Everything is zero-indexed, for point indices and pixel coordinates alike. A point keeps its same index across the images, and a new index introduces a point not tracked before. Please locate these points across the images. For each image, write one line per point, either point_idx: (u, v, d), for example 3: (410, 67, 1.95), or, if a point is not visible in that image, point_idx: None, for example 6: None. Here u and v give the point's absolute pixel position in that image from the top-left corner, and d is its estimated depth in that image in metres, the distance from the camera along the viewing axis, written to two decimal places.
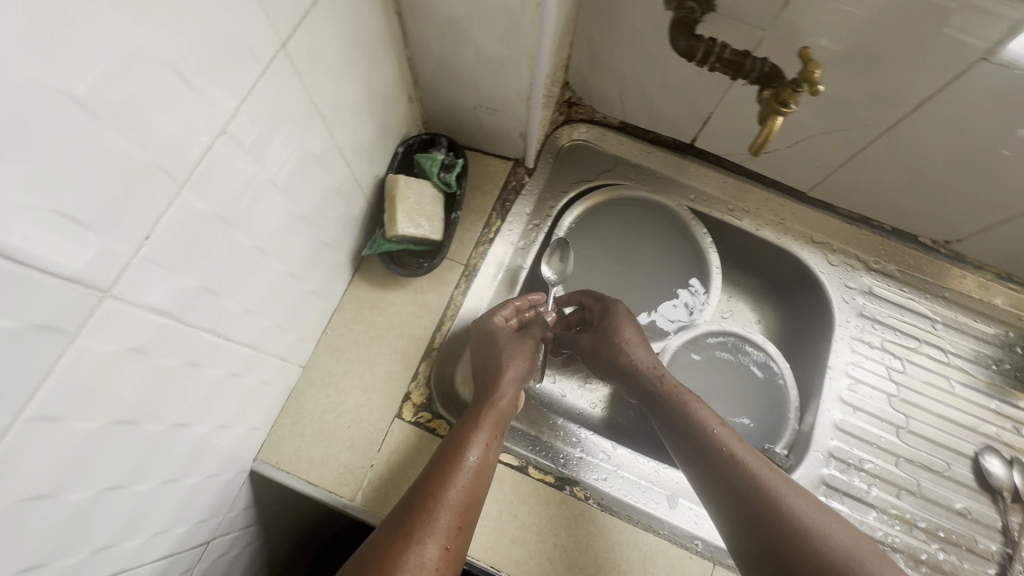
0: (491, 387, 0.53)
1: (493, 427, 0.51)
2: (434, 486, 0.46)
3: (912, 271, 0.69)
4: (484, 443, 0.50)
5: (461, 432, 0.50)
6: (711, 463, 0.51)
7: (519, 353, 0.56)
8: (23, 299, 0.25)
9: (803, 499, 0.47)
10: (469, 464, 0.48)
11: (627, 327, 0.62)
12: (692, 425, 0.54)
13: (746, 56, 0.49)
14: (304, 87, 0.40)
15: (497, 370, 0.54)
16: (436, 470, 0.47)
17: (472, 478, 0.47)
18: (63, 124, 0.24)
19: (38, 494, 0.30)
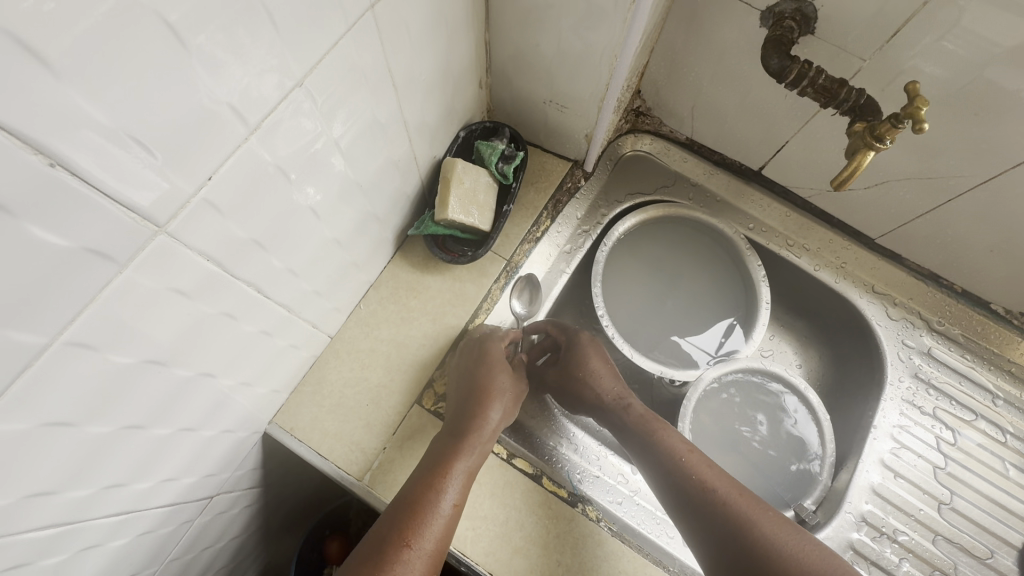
0: (475, 426, 0.50)
1: (472, 468, 0.49)
2: (409, 534, 0.43)
3: (978, 339, 0.64)
4: (461, 484, 0.47)
5: (429, 470, 0.47)
6: (694, 519, 0.47)
7: (504, 398, 0.54)
8: (82, 219, 0.25)
9: (778, 524, 0.45)
10: (445, 507, 0.45)
11: (603, 373, 0.58)
12: (670, 466, 0.50)
13: (843, 84, 0.46)
14: (382, 52, 0.39)
15: (483, 412, 0.51)
16: (410, 512, 0.44)
17: (446, 524, 0.45)
18: (151, 48, 0.24)
19: (63, 421, 0.30)
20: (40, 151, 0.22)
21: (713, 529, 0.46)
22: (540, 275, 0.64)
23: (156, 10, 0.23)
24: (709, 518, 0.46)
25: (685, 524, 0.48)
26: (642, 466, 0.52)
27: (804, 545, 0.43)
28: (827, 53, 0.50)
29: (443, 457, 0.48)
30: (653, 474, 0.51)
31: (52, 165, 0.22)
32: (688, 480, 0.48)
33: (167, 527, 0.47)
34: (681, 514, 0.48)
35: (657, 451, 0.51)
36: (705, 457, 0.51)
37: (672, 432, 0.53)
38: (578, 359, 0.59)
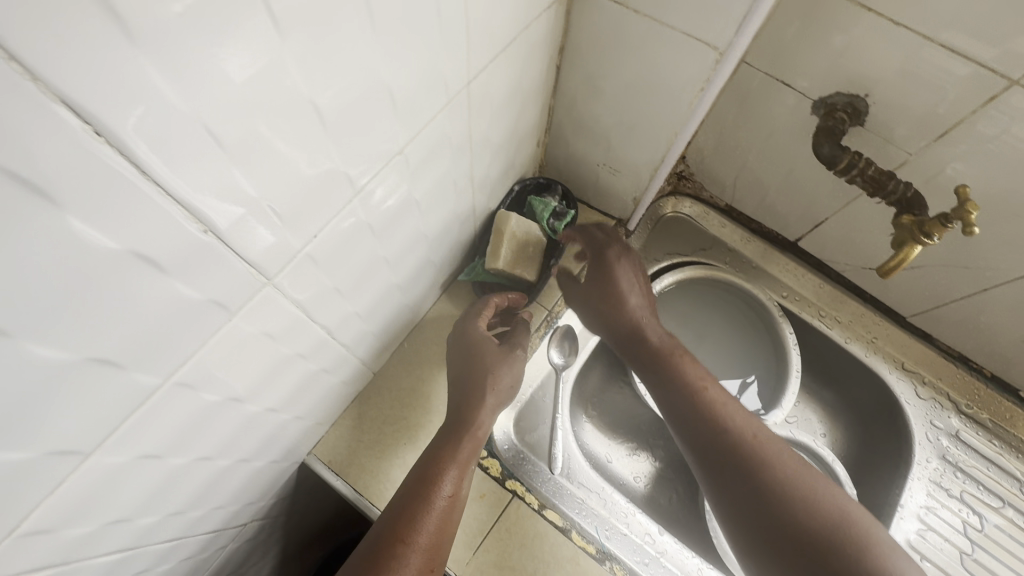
0: (466, 420, 0.51)
1: (468, 460, 0.50)
2: (403, 530, 0.44)
3: (1007, 425, 0.65)
4: (456, 477, 0.48)
5: (428, 466, 0.49)
6: (711, 458, 0.50)
7: (496, 375, 0.54)
8: (214, 276, 0.26)
9: (789, 468, 0.47)
10: (441, 499, 0.47)
11: (631, 279, 0.58)
12: (691, 405, 0.52)
13: (892, 177, 0.48)
14: (468, 120, 0.42)
15: (473, 406, 0.52)
16: (405, 509, 0.45)
17: (442, 515, 0.46)
18: (300, 130, 0.26)
19: (152, 453, 0.31)
20: (200, 221, 0.23)
21: (728, 467, 0.49)
22: (578, 327, 0.66)
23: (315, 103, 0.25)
24: (727, 457, 0.49)
25: (702, 465, 0.51)
26: (663, 406, 0.55)
27: (814, 486, 0.46)
28: (875, 145, 0.52)
29: (438, 454, 0.49)
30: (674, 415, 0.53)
31: (205, 232, 0.24)
32: (709, 420, 0.51)
33: (204, 553, 0.48)
34: (700, 453, 0.51)
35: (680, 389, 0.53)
36: (726, 394, 0.53)
37: (691, 364, 0.55)
38: (609, 272, 0.58)
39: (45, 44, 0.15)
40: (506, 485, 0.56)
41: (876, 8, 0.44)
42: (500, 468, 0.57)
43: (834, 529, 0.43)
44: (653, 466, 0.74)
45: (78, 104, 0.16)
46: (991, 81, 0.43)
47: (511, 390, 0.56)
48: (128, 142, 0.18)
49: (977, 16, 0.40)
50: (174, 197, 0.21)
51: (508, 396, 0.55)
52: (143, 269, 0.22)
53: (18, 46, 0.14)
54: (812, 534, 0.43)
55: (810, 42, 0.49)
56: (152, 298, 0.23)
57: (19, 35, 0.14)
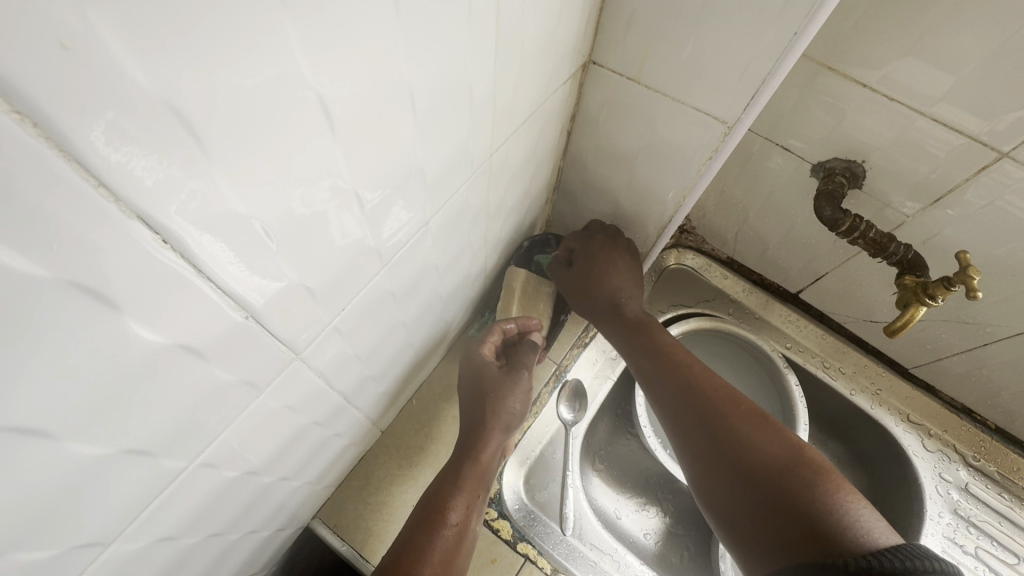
0: (470, 452, 0.51)
1: (474, 492, 0.50)
2: (409, 561, 0.42)
3: (1013, 477, 0.65)
4: (463, 509, 0.48)
5: (434, 498, 0.48)
6: (705, 452, 0.47)
7: (501, 401, 0.53)
8: (249, 358, 0.26)
9: (752, 424, 0.46)
10: (448, 528, 0.46)
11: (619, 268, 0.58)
12: (685, 400, 0.50)
13: (892, 240, 0.50)
14: (488, 187, 0.43)
15: (479, 439, 0.52)
16: (411, 541, 0.44)
17: (450, 546, 0.45)
18: (341, 216, 0.26)
19: (167, 535, 0.30)
20: (242, 307, 0.23)
21: (721, 460, 0.45)
22: (587, 380, 0.66)
23: (357, 193, 0.26)
24: (721, 448, 0.46)
25: (696, 461, 0.47)
26: (660, 405, 0.52)
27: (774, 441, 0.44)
28: (873, 207, 0.54)
29: (444, 488, 0.49)
30: (669, 413, 0.51)
31: (245, 317, 0.24)
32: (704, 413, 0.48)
33: None
34: (695, 449, 0.48)
35: (673, 382, 0.52)
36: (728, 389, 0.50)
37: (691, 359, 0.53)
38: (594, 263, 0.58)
39: (129, 166, 0.15)
40: (517, 547, 0.55)
41: (871, 84, 0.46)
42: (511, 530, 0.56)
43: (831, 515, 0.38)
44: (663, 521, 0.72)
45: (150, 217, 0.17)
46: (983, 152, 0.45)
47: (515, 421, 0.54)
48: (188, 246, 0.19)
49: (967, 94, 0.43)
50: (222, 288, 0.22)
51: (513, 426, 0.54)
52: (187, 358, 0.22)
53: (104, 174, 0.15)
54: (780, 484, 0.41)
55: (808, 112, 0.52)
56: (191, 384, 0.23)
57: (108, 164, 0.15)
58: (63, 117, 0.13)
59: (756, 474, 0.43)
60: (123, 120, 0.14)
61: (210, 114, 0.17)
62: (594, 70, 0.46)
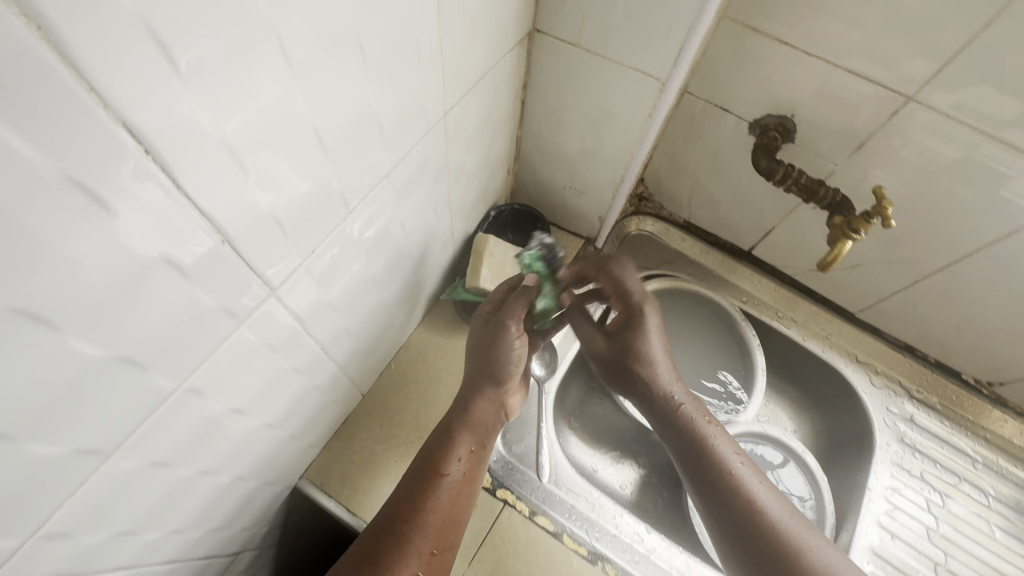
0: (464, 408, 0.55)
1: (470, 444, 0.53)
2: (407, 512, 0.47)
3: (953, 406, 0.71)
4: (459, 461, 0.52)
5: (435, 449, 0.52)
6: (739, 544, 0.49)
7: (487, 352, 0.55)
8: (227, 284, 0.29)
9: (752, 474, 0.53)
10: (449, 479, 0.50)
11: (655, 327, 0.59)
12: (718, 484, 0.52)
13: (822, 185, 0.55)
14: (445, 148, 0.47)
15: (472, 395, 0.55)
16: (409, 492, 0.49)
17: (450, 496, 0.49)
18: (306, 153, 0.30)
19: (160, 462, 0.33)
20: (218, 231, 0.27)
21: (755, 556, 0.48)
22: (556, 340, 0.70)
23: (317, 132, 0.30)
24: (754, 544, 0.48)
25: (729, 550, 0.50)
26: (687, 479, 0.55)
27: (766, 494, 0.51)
28: (806, 158, 0.59)
29: (440, 441, 0.52)
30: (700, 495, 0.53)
31: (222, 241, 0.27)
32: (738, 502, 0.50)
33: None
34: (727, 539, 0.50)
35: (700, 452, 0.54)
36: (754, 471, 0.53)
37: (720, 435, 0.55)
38: (631, 328, 0.59)
39: (115, 77, 0.19)
40: (497, 494, 0.58)
41: (790, 41, 0.51)
42: (492, 479, 0.60)
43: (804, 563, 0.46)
44: (638, 473, 0.76)
45: (134, 128, 0.20)
46: (892, 98, 0.50)
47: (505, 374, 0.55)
48: (169, 162, 0.22)
49: (872, 46, 0.47)
50: (200, 209, 0.25)
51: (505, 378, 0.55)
52: (170, 274, 0.25)
53: (97, 82, 0.18)
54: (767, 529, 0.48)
55: (740, 72, 0.56)
56: (176, 300, 0.26)
57: (101, 73, 0.18)
58: (66, 27, 0.16)
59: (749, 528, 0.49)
60: (111, 35, 0.18)
61: (182, 36, 0.20)
62: (539, 38, 0.50)
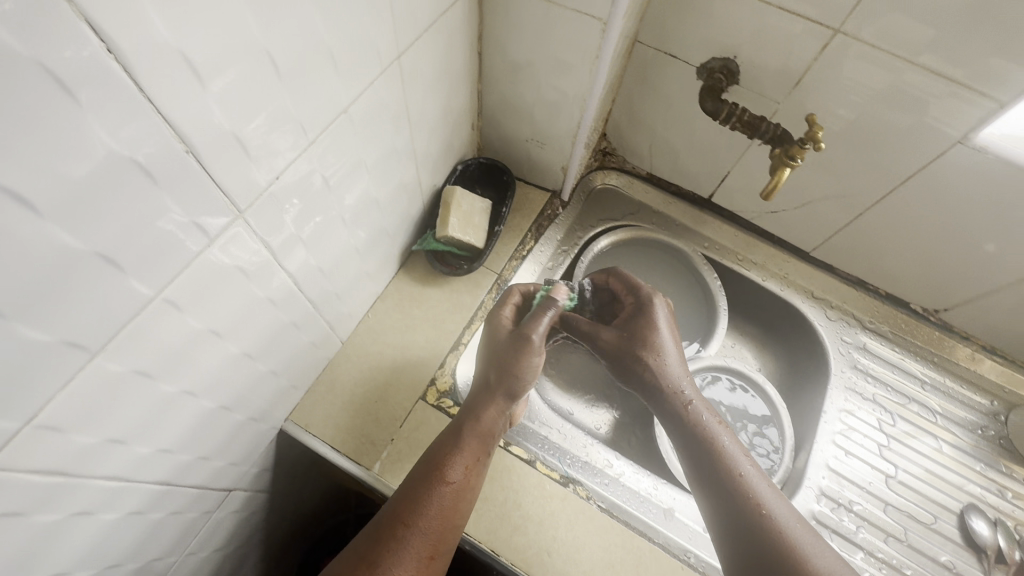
0: (474, 416, 0.56)
1: (476, 452, 0.55)
2: (407, 516, 0.50)
3: (904, 333, 0.75)
4: (463, 468, 0.53)
5: (441, 453, 0.54)
6: (739, 541, 0.50)
7: (508, 364, 0.58)
8: (195, 196, 0.32)
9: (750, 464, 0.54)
10: (450, 486, 0.52)
11: (664, 319, 0.63)
12: (721, 481, 0.53)
13: (762, 120, 0.58)
14: (403, 92, 0.49)
15: (481, 403, 0.57)
16: (411, 496, 0.51)
17: (450, 501, 0.51)
18: (260, 74, 0.32)
19: (144, 372, 0.36)
20: (183, 140, 0.30)
21: (754, 552, 0.49)
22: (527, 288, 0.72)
23: (270, 54, 0.32)
24: (753, 539, 0.49)
25: (727, 547, 0.51)
26: (686, 465, 0.57)
27: (758, 483, 0.53)
28: (751, 98, 0.63)
29: (446, 447, 0.54)
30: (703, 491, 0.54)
31: (187, 151, 0.30)
32: (741, 500, 0.51)
33: (192, 512, 0.51)
34: (729, 536, 0.51)
35: (702, 442, 0.56)
36: (759, 473, 0.54)
37: (726, 435, 0.56)
38: (638, 321, 0.64)
39: None
40: None
41: None
42: None
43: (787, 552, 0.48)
44: (613, 415, 0.80)
45: (98, 26, 0.23)
46: (821, 32, 0.53)
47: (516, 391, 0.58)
48: (131, 64, 0.25)
49: None
50: (163, 114, 0.28)
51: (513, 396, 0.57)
52: (138, 175, 0.28)
53: None
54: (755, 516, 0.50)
55: (684, 16, 0.59)
56: (146, 203, 0.29)
57: None
58: None
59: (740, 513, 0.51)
60: None
61: None
62: None
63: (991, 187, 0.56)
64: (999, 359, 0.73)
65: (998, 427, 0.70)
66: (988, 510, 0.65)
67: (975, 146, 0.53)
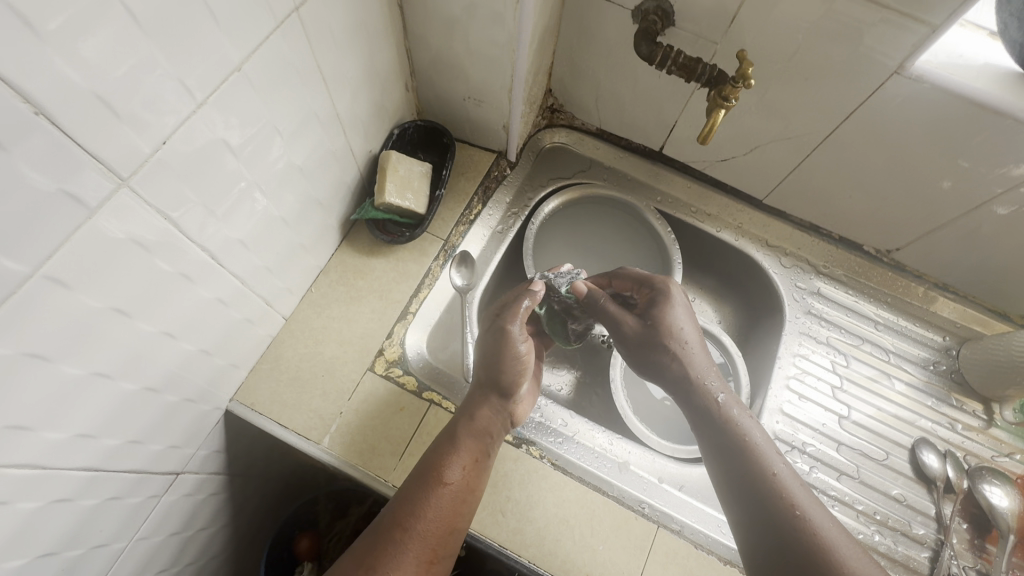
0: (469, 416, 0.55)
1: (474, 452, 0.53)
2: (405, 519, 0.49)
3: (858, 276, 0.75)
4: (461, 468, 0.52)
5: (439, 455, 0.53)
6: (769, 540, 0.45)
7: (491, 360, 0.58)
8: (58, 162, 0.30)
9: (775, 454, 0.50)
10: (449, 488, 0.50)
11: (682, 307, 0.60)
12: (751, 477, 0.49)
13: (697, 61, 0.57)
14: (311, 49, 0.47)
15: (478, 402, 0.56)
16: (408, 497, 0.50)
17: (450, 503, 0.50)
18: (113, 24, 0.30)
19: (38, 355, 0.34)
20: (29, 101, 0.28)
21: (777, 538, 0.45)
22: (476, 253, 0.71)
23: (123, 1, 0.30)
24: (786, 539, 0.45)
25: (758, 551, 0.46)
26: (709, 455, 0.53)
27: (783, 472, 0.49)
28: (688, 39, 0.61)
29: (443, 447, 0.53)
30: (729, 493, 0.50)
31: (36, 113, 0.28)
32: (772, 497, 0.47)
33: (135, 497, 0.50)
34: (759, 536, 0.46)
35: (725, 431, 0.52)
36: (792, 470, 0.50)
37: (758, 430, 0.52)
38: (657, 310, 0.60)
39: None
40: (423, 396, 0.61)
41: None
42: (416, 382, 0.62)
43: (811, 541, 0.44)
44: (574, 374, 0.79)
45: None
46: None
47: (510, 387, 0.57)
48: None
49: None
50: None
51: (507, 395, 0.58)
52: None
53: None
54: (778, 504, 0.47)
55: None
56: None
57: None
58: None
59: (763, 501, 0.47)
60: None
61: None
62: None
63: (929, 118, 0.55)
64: (952, 296, 0.74)
65: (950, 362, 0.71)
66: (938, 444, 0.66)
67: (912, 75, 0.52)
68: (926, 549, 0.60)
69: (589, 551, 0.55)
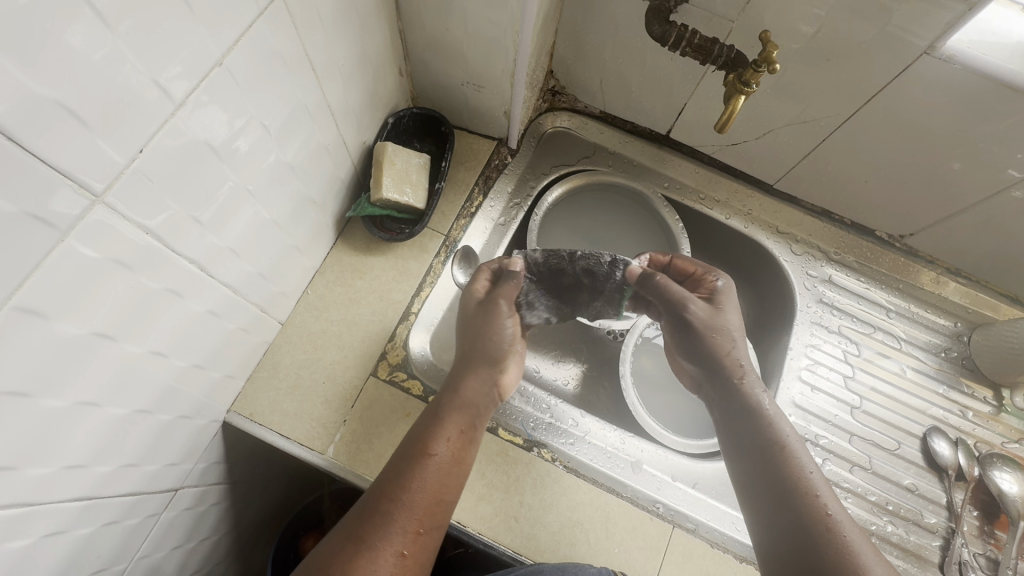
0: (452, 389, 0.54)
1: (461, 424, 0.51)
2: (393, 490, 0.47)
3: (868, 262, 0.74)
4: (446, 440, 0.50)
5: (425, 426, 0.51)
6: (784, 534, 0.45)
7: (481, 334, 0.56)
8: (19, 182, 0.27)
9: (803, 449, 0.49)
10: (436, 460, 0.49)
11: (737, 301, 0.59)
12: (771, 473, 0.48)
13: (714, 43, 0.53)
14: (299, 37, 0.43)
15: (462, 373, 0.55)
16: (394, 469, 0.48)
17: (437, 474, 0.48)
18: (71, 23, 0.26)
19: (14, 391, 0.31)
20: None
21: (795, 534, 0.44)
22: (479, 247, 0.68)
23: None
24: (802, 535, 0.44)
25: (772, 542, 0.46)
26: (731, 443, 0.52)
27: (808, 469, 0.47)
28: (701, 18, 0.57)
29: (429, 420, 0.52)
30: (746, 489, 0.49)
31: None
32: (794, 493, 0.46)
33: (133, 520, 0.48)
34: (776, 535, 0.45)
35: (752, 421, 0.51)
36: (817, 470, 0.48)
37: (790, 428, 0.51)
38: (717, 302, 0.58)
39: None
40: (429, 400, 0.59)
41: None
42: (422, 387, 0.59)
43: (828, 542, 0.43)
44: (581, 368, 0.77)
45: None
46: None
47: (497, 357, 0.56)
48: None
49: None
50: None
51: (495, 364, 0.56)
52: None
53: None
54: (800, 501, 0.46)
55: None
56: None
57: None
58: None
59: (784, 494, 0.46)
60: None
61: None
62: None
63: (956, 101, 0.52)
64: (963, 281, 0.72)
65: (960, 348, 0.70)
66: (949, 432, 0.66)
67: (942, 56, 0.49)
68: (937, 538, 0.60)
69: (605, 554, 0.54)
